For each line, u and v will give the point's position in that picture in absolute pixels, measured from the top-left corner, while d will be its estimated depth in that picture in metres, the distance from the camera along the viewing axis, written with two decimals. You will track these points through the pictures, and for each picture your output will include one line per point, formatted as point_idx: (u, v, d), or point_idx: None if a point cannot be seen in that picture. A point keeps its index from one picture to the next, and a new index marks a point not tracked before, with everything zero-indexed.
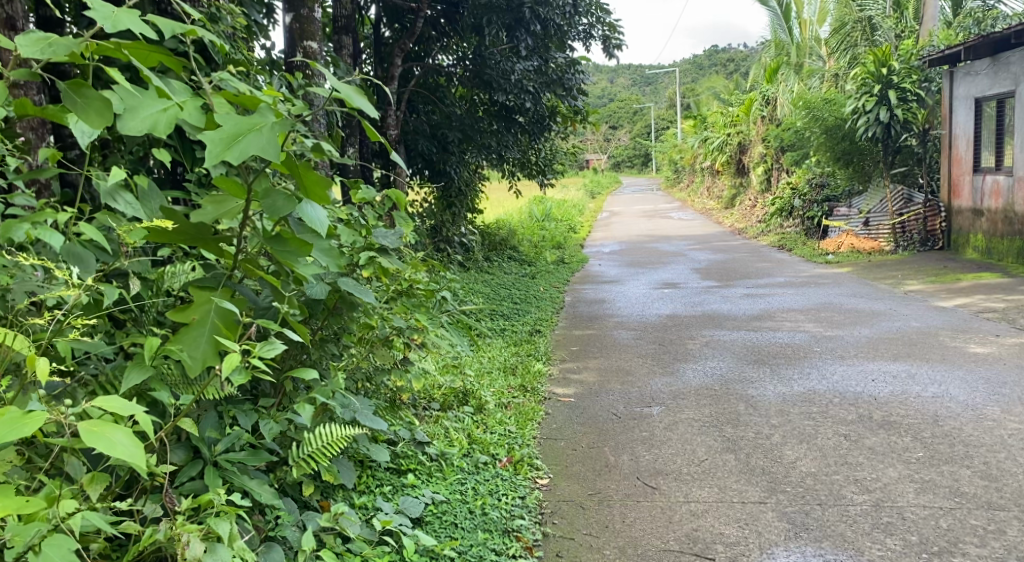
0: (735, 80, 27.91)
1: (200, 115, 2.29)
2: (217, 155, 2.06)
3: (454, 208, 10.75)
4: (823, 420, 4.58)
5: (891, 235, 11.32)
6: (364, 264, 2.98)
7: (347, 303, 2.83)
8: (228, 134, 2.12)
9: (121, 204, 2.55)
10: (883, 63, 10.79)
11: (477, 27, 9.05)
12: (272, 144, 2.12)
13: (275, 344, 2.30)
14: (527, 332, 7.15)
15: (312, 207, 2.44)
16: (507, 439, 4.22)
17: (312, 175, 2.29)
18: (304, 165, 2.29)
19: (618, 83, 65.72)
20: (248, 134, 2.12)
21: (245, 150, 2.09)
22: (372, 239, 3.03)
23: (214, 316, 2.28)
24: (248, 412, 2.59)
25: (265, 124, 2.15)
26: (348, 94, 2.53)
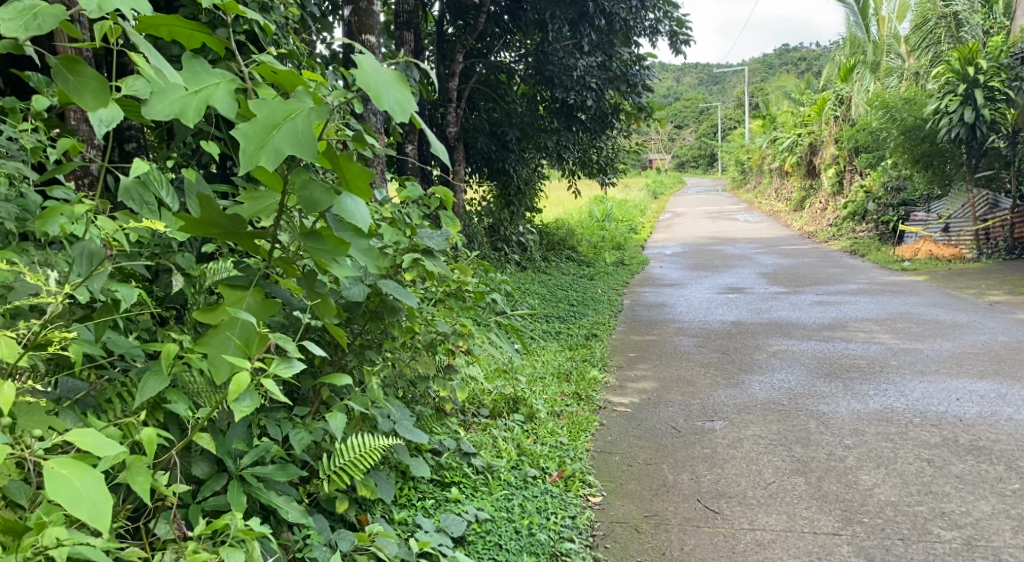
0: (807, 80, 27.19)
1: (233, 100, 2.07)
2: (248, 150, 1.86)
3: (512, 207, 10.55)
4: (904, 443, 4.25)
5: (974, 242, 10.83)
6: (408, 267, 2.68)
7: (388, 308, 2.56)
8: (262, 123, 1.91)
9: (139, 204, 2.36)
10: (969, 61, 10.23)
11: (540, 23, 8.84)
12: (308, 137, 1.91)
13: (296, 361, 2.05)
14: (584, 336, 6.90)
15: (351, 201, 2.18)
16: (558, 451, 3.96)
17: (356, 169, 2.03)
18: (346, 157, 2.04)
19: (684, 84, 64.94)
20: (284, 125, 1.91)
21: (279, 146, 1.88)
22: (416, 240, 2.77)
23: (244, 322, 2.03)
24: (281, 422, 2.32)
25: (301, 112, 1.93)
26: (380, 84, 2.02)
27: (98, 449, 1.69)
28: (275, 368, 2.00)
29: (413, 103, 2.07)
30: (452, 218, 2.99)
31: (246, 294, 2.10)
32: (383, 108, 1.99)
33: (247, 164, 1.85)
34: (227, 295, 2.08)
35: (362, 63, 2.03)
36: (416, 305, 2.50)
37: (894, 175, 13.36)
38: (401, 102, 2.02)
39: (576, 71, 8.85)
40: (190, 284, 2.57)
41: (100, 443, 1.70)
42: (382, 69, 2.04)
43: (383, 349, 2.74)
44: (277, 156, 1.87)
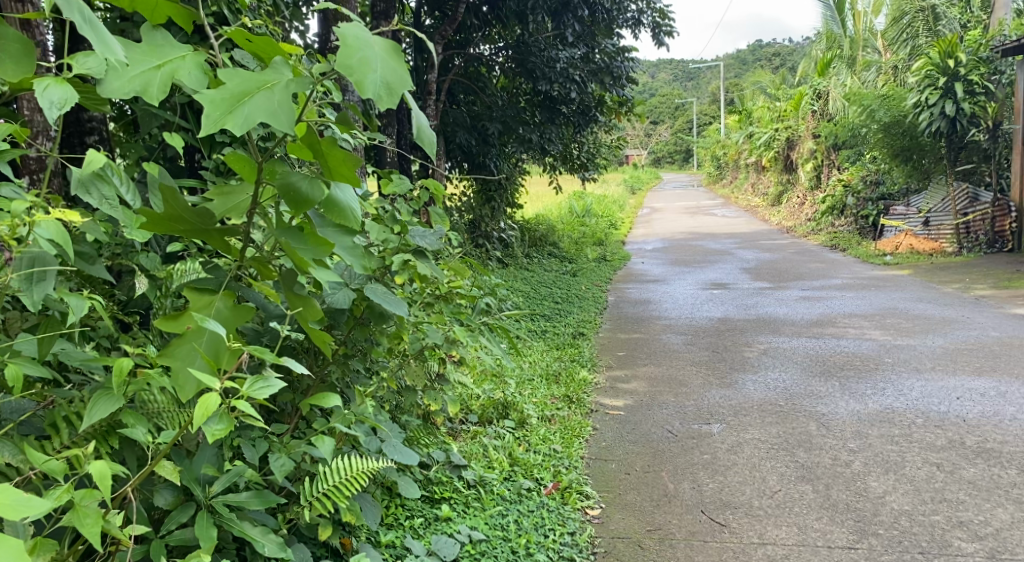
0: (783, 74, 27.11)
1: (201, 74, 1.80)
2: (214, 121, 1.58)
3: (493, 203, 10.31)
4: (910, 446, 4.09)
5: (955, 235, 10.74)
6: (397, 268, 2.43)
7: (377, 315, 2.31)
8: (232, 94, 1.64)
9: (95, 198, 2.08)
10: (950, 54, 10.13)
11: (520, 15, 8.61)
12: (284, 110, 1.64)
13: (274, 384, 1.79)
14: (571, 335, 6.69)
15: (342, 191, 1.92)
16: (552, 460, 3.76)
17: (338, 153, 1.76)
18: (329, 140, 1.77)
19: (660, 79, 64.98)
20: (257, 94, 1.65)
21: (250, 114, 1.61)
22: (406, 238, 2.52)
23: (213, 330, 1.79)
24: (256, 441, 2.08)
25: (278, 83, 1.67)
26: (369, 52, 1.77)
27: (14, 513, 1.40)
28: (250, 390, 1.75)
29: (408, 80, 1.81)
30: (443, 215, 2.75)
31: (216, 300, 1.83)
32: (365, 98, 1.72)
33: (213, 130, 1.58)
34: (193, 300, 1.83)
35: (349, 33, 1.78)
36: (406, 315, 2.22)
37: (874, 168, 13.26)
38: (392, 71, 1.77)
39: (558, 63, 8.65)
40: (155, 287, 2.34)
41: (13, 504, 1.41)
42: (373, 41, 1.79)
43: (369, 358, 2.49)
44: (247, 125, 1.60)
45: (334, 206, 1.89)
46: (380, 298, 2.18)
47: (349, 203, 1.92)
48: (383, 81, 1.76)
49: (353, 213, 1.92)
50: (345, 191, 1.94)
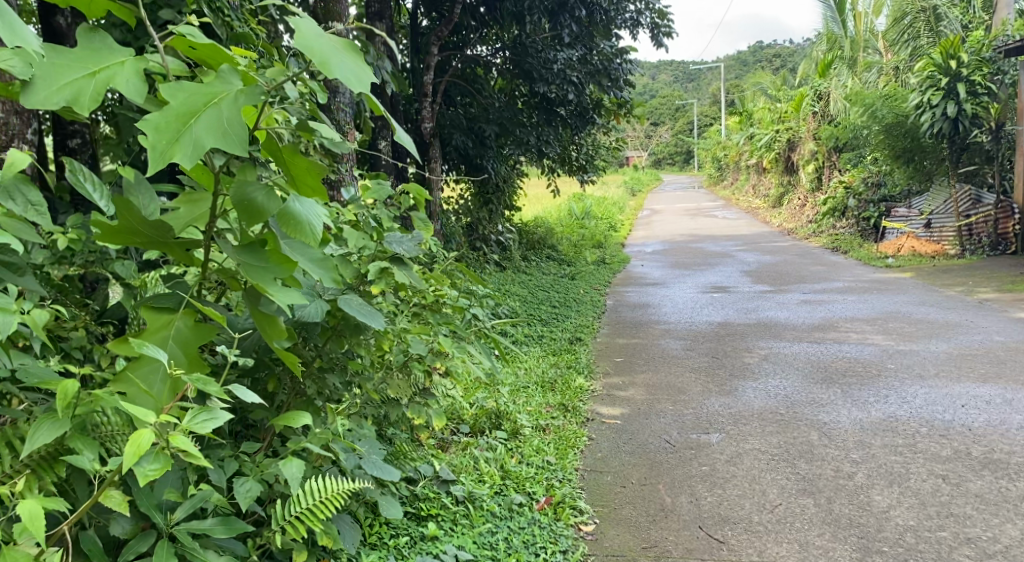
0: (783, 75, 26.99)
1: (141, 81, 1.69)
2: (160, 151, 1.50)
3: (491, 206, 10.19)
4: (915, 457, 3.97)
5: (957, 238, 10.62)
6: (375, 277, 2.30)
7: (352, 327, 2.19)
8: (177, 114, 1.55)
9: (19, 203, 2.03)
10: (952, 55, 10.00)
11: (517, 16, 8.50)
12: (234, 129, 1.55)
13: (219, 417, 1.73)
14: (567, 340, 6.57)
15: (303, 204, 1.80)
16: (545, 473, 3.64)
17: (302, 162, 1.68)
18: (290, 147, 1.69)
19: (661, 81, 64.85)
20: (204, 113, 1.55)
21: (199, 139, 1.52)
22: (383, 246, 2.41)
23: (173, 351, 1.73)
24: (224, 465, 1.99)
25: (227, 96, 1.58)
26: (323, 53, 1.66)
27: None
28: (190, 425, 1.68)
29: (367, 77, 1.72)
30: (426, 222, 2.64)
31: (176, 319, 1.75)
32: (330, 76, 1.64)
33: (160, 163, 1.50)
34: (150, 319, 1.74)
35: (298, 28, 1.67)
36: (384, 328, 2.11)
37: (875, 170, 13.14)
38: (347, 68, 1.67)
39: (556, 64, 8.53)
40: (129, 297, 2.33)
41: None
42: (323, 33, 1.68)
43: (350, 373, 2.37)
44: (196, 152, 1.51)
45: (290, 222, 1.76)
46: (354, 310, 2.08)
47: (310, 217, 1.80)
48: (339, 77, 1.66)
49: (309, 229, 1.78)
50: (305, 204, 1.81)
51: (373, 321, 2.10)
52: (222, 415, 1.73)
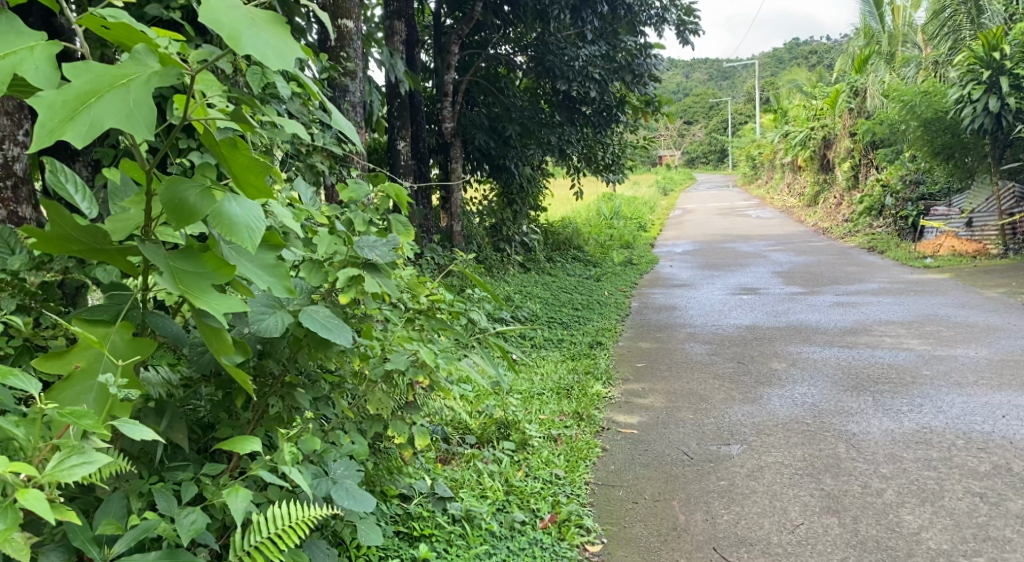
0: (819, 72, 26.44)
1: (51, 66, 1.65)
2: (51, 129, 1.53)
3: (515, 206, 9.99)
4: (950, 473, 3.73)
5: (999, 237, 10.24)
6: (343, 284, 2.26)
7: (317, 342, 2.19)
8: (78, 94, 1.58)
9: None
10: (994, 47, 9.64)
11: (540, 13, 8.32)
12: (134, 111, 1.57)
13: (89, 462, 1.63)
14: (586, 344, 6.36)
15: (244, 204, 1.83)
16: (552, 488, 3.45)
17: (247, 160, 1.74)
18: (232, 147, 1.73)
19: (695, 79, 64.17)
20: (109, 93, 1.59)
21: (97, 118, 1.55)
22: (354, 251, 2.33)
23: (106, 364, 1.75)
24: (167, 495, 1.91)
25: (138, 77, 1.62)
26: (236, 23, 1.62)
27: None
28: (54, 474, 1.59)
29: (290, 54, 1.66)
30: (405, 223, 2.61)
31: (110, 332, 1.79)
32: (239, 51, 1.59)
33: (49, 140, 1.53)
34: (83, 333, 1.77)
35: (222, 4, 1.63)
36: (350, 344, 2.11)
37: (913, 168, 12.75)
38: (262, 44, 1.62)
39: (579, 61, 8.32)
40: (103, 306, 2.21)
41: None
42: (244, 5, 1.65)
43: (315, 382, 2.35)
44: (91, 131, 1.54)
45: (225, 224, 1.77)
46: (318, 324, 2.08)
47: (246, 220, 1.80)
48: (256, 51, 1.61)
49: (242, 230, 1.78)
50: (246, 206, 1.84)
51: (338, 336, 2.09)
52: (95, 459, 1.64)
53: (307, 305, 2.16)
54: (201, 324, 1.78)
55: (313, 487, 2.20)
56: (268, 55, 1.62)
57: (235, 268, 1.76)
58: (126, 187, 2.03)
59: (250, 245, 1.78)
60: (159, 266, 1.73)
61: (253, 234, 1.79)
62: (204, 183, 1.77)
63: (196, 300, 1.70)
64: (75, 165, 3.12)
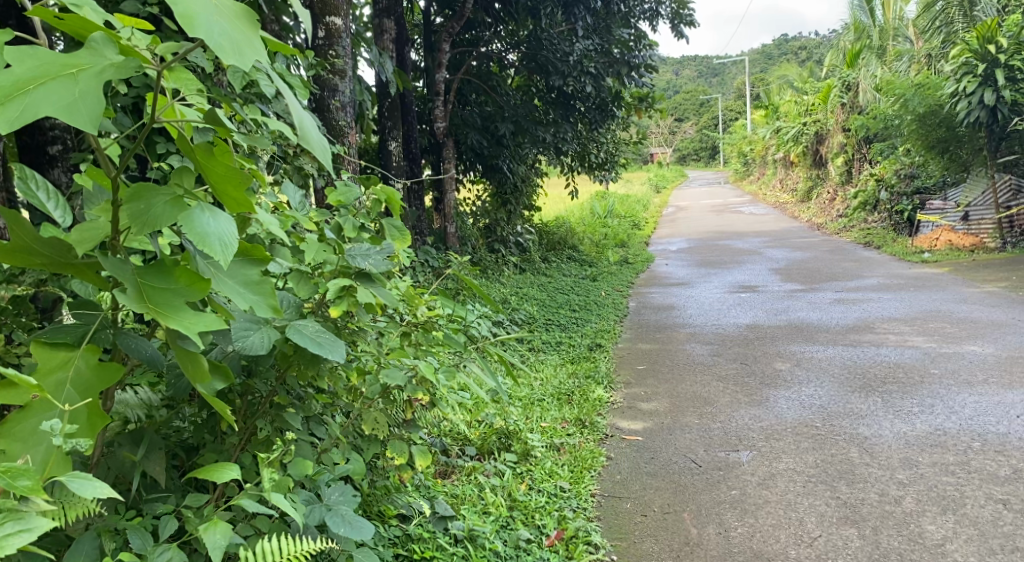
0: (810, 68, 26.33)
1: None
2: None
3: (509, 206, 9.84)
4: (969, 478, 3.59)
5: (996, 230, 10.12)
6: (333, 297, 2.12)
7: (307, 358, 2.04)
8: (18, 81, 1.46)
9: None
10: (989, 40, 9.51)
11: (532, 10, 8.18)
12: (77, 101, 1.45)
13: (30, 528, 1.45)
14: (586, 347, 6.21)
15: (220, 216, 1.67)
16: (557, 502, 3.30)
17: (223, 169, 1.59)
18: (208, 154, 1.59)
19: (685, 77, 64.12)
20: (51, 81, 1.46)
21: (32, 106, 1.43)
22: (345, 260, 2.20)
23: (69, 396, 1.60)
24: (141, 534, 1.78)
25: (90, 68, 1.49)
26: (196, 11, 1.52)
27: None
28: None
29: (246, 50, 1.57)
30: (399, 228, 2.44)
31: (74, 358, 1.63)
32: (191, 34, 1.49)
33: None
34: (43, 360, 1.61)
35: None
36: (344, 360, 1.96)
37: (907, 162, 12.64)
38: (216, 33, 1.53)
39: (573, 56, 8.17)
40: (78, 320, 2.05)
41: None
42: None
43: (303, 400, 2.22)
44: (23, 118, 1.42)
45: (197, 234, 1.60)
46: (308, 339, 1.93)
47: (223, 230, 1.65)
48: (207, 42, 1.51)
49: (214, 241, 1.63)
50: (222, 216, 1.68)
51: (332, 352, 1.94)
52: (35, 525, 1.45)
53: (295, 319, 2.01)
54: (176, 346, 1.65)
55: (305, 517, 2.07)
56: (223, 48, 1.53)
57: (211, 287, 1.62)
58: (99, 193, 1.85)
59: (225, 259, 1.62)
60: (125, 282, 1.60)
61: (226, 247, 1.63)
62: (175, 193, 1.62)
63: (168, 320, 1.58)
64: (52, 171, 2.95)
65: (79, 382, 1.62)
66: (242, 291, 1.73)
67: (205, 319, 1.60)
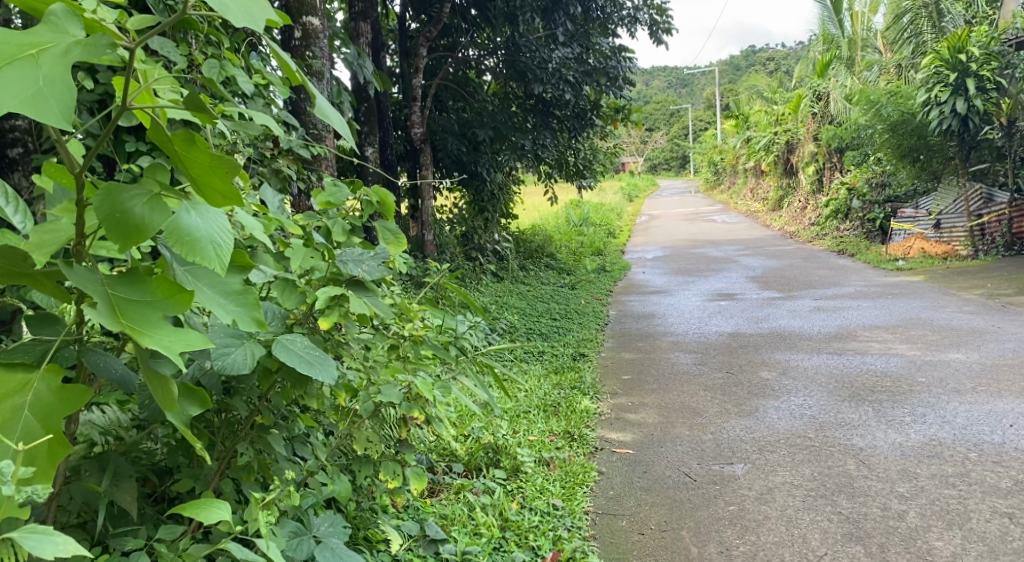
0: (779, 79, 26.43)
1: None
2: None
3: (487, 214, 9.72)
4: (971, 491, 3.49)
5: (968, 238, 10.13)
6: (324, 306, 1.96)
7: (293, 376, 1.87)
8: None
9: None
10: (959, 49, 9.51)
11: (509, 15, 8.05)
12: (44, 86, 1.29)
13: None
14: (569, 356, 6.07)
15: (198, 214, 1.51)
16: (551, 521, 3.16)
17: (204, 161, 1.44)
18: (189, 145, 1.43)
19: (655, 88, 64.48)
20: (13, 64, 1.29)
21: None
22: (335, 266, 2.04)
23: (26, 423, 1.42)
24: None
25: (53, 47, 1.33)
26: None
27: None
28: None
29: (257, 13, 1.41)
30: (394, 231, 2.26)
31: (34, 380, 1.45)
32: None
33: None
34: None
35: None
36: (334, 380, 1.79)
37: (878, 171, 12.66)
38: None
39: (552, 63, 8.06)
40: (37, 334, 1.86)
41: None
42: None
43: (287, 419, 2.07)
44: None
45: (172, 239, 1.46)
46: (296, 357, 1.77)
47: (207, 234, 1.50)
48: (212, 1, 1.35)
49: (191, 244, 1.46)
50: (200, 216, 1.51)
51: (320, 372, 1.78)
52: None
53: (283, 333, 1.85)
54: (147, 368, 1.48)
55: (292, 551, 1.91)
56: (230, 12, 1.38)
57: (191, 297, 1.46)
58: (62, 194, 1.67)
59: (197, 265, 1.46)
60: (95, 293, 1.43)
61: (221, 251, 1.49)
62: (150, 189, 1.46)
63: (145, 336, 1.40)
64: (12, 175, 2.59)
65: (40, 407, 1.44)
66: (224, 299, 1.57)
67: (184, 336, 1.44)
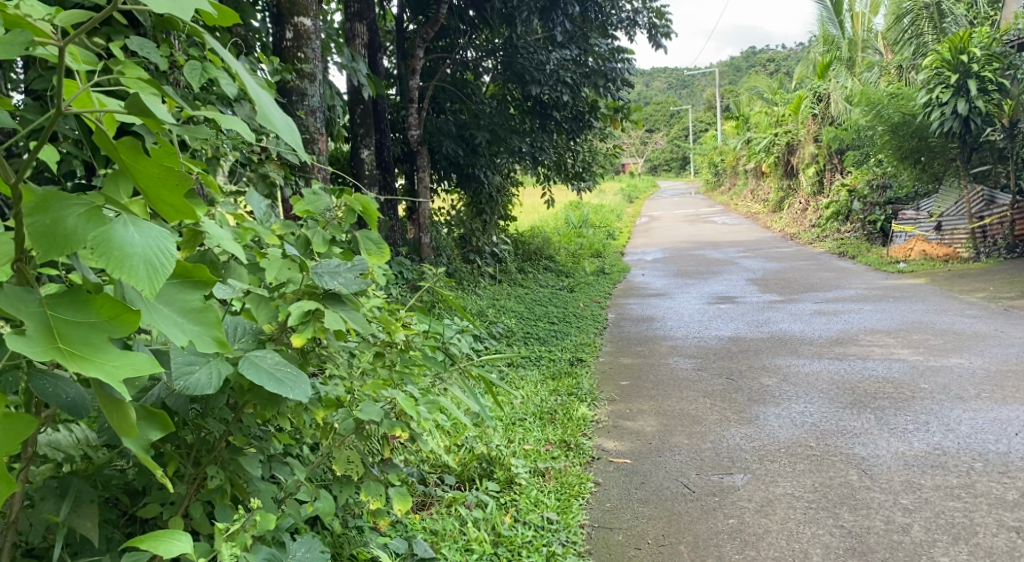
0: (780, 80, 26.32)
1: None
2: None
3: (484, 216, 9.63)
4: (977, 503, 3.40)
5: (970, 241, 10.03)
6: (297, 321, 1.87)
7: (264, 397, 1.79)
8: None
9: None
10: (962, 51, 9.42)
11: (507, 16, 7.95)
12: None
13: None
14: (567, 361, 5.98)
15: (145, 227, 1.41)
16: (544, 536, 3.07)
17: (150, 171, 1.35)
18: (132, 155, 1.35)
19: (656, 88, 64.36)
20: None
21: None
22: (311, 279, 1.96)
23: None
24: None
25: None
26: None
27: None
28: None
29: None
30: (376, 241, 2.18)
31: None
32: None
33: None
34: None
35: None
36: (306, 399, 1.71)
37: (879, 172, 12.56)
38: None
39: (549, 65, 7.95)
40: None
41: None
42: None
43: (263, 438, 1.99)
44: None
45: (114, 257, 1.36)
46: (264, 374, 1.68)
47: (150, 249, 1.39)
48: None
49: (138, 262, 1.37)
50: (147, 230, 1.42)
51: (293, 389, 1.69)
52: None
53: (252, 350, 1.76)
54: (99, 394, 1.41)
55: None
56: None
57: (137, 319, 1.37)
58: None
59: (145, 287, 1.36)
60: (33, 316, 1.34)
61: (158, 270, 1.38)
62: (91, 204, 1.37)
63: (87, 362, 1.31)
64: None
65: None
66: (178, 319, 1.48)
67: (131, 361, 1.36)
